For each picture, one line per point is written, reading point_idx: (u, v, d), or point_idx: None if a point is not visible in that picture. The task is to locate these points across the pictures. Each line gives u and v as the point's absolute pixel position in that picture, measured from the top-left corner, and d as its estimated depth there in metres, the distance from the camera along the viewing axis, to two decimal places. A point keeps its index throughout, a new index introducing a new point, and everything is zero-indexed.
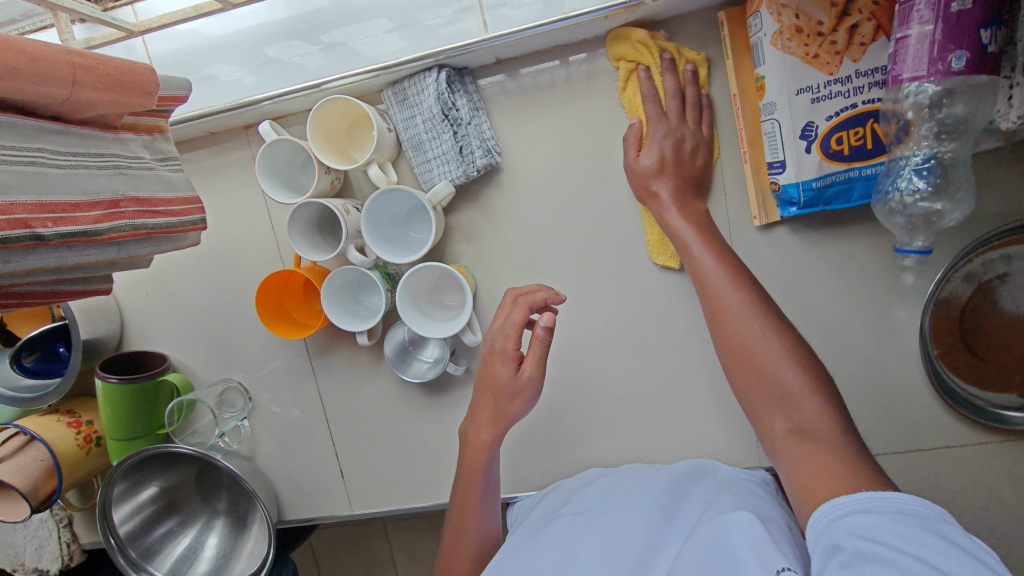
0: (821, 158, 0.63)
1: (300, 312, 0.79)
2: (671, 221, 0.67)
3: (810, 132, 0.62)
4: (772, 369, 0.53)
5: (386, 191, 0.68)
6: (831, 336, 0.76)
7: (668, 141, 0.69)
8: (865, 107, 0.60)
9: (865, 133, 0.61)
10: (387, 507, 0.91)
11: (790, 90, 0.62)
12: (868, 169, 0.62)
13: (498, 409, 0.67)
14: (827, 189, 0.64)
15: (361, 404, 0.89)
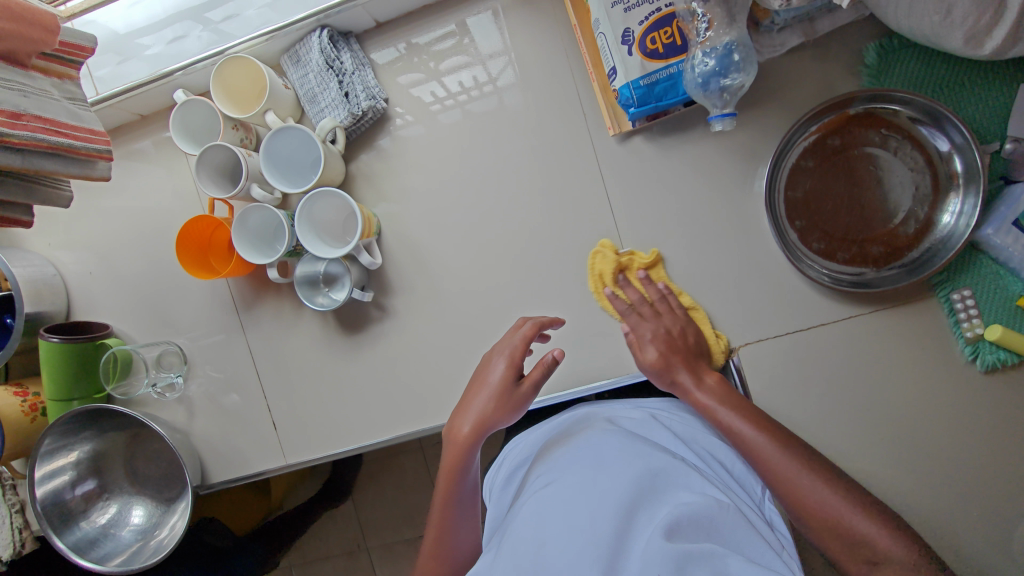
0: (642, 58, 0.73)
1: (220, 261, 0.88)
2: (699, 400, 0.71)
3: (629, 37, 0.72)
4: (847, 525, 0.58)
5: (279, 130, 0.78)
6: (697, 232, 0.84)
7: (659, 338, 0.78)
8: (666, 10, 0.71)
9: (673, 32, 0.71)
10: (318, 454, 0.95)
11: (606, 4, 0.72)
12: (683, 66, 0.72)
13: (482, 410, 0.71)
14: (654, 86, 0.74)
15: (287, 354, 0.95)
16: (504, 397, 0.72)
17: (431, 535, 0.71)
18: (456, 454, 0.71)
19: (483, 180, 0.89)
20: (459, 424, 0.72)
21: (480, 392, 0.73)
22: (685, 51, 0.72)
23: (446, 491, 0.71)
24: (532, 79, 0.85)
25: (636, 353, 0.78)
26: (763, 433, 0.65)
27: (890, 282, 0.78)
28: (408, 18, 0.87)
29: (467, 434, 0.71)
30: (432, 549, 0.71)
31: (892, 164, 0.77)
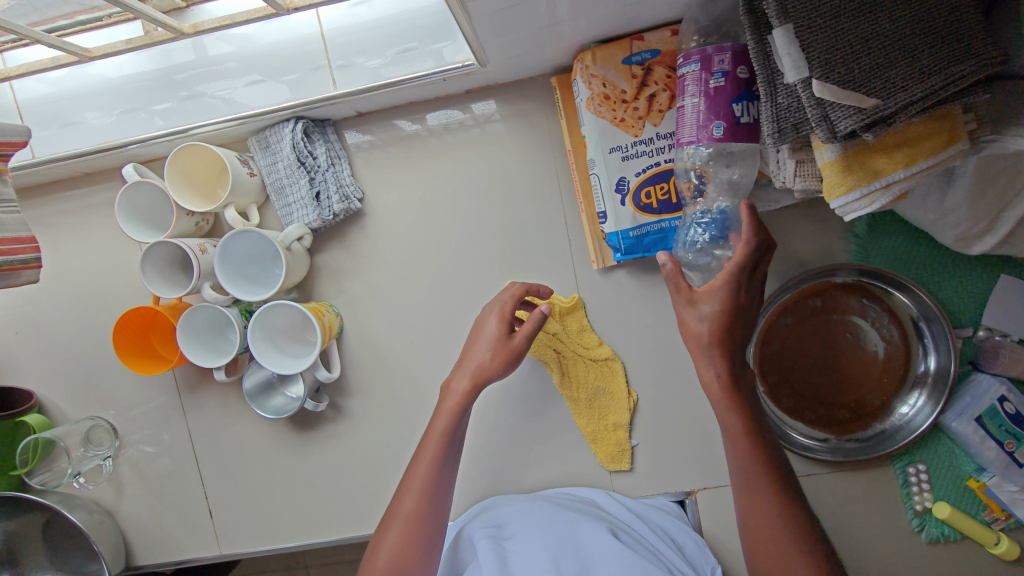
0: (634, 210, 0.70)
1: (165, 347, 0.80)
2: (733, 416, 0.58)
3: (623, 186, 0.69)
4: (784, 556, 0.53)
5: (242, 231, 0.73)
6: (672, 373, 0.82)
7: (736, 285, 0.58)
8: (665, 165, 0.68)
9: (669, 188, 0.69)
10: (256, 548, 0.90)
11: (604, 148, 0.69)
12: (676, 221, 0.69)
13: (479, 360, 0.66)
14: (643, 237, 0.71)
15: (230, 443, 0.89)
16: (500, 350, 0.66)
17: (408, 508, 0.60)
18: (448, 413, 0.64)
19: (455, 295, 0.83)
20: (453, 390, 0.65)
21: (476, 346, 0.68)
22: (680, 210, 0.69)
23: (426, 465, 0.62)
24: (518, 195, 0.80)
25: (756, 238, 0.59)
26: (747, 478, 0.57)
27: (848, 454, 0.78)
28: (392, 111, 0.80)
29: (461, 388, 0.65)
30: (410, 523, 0.59)
31: (869, 335, 0.77)
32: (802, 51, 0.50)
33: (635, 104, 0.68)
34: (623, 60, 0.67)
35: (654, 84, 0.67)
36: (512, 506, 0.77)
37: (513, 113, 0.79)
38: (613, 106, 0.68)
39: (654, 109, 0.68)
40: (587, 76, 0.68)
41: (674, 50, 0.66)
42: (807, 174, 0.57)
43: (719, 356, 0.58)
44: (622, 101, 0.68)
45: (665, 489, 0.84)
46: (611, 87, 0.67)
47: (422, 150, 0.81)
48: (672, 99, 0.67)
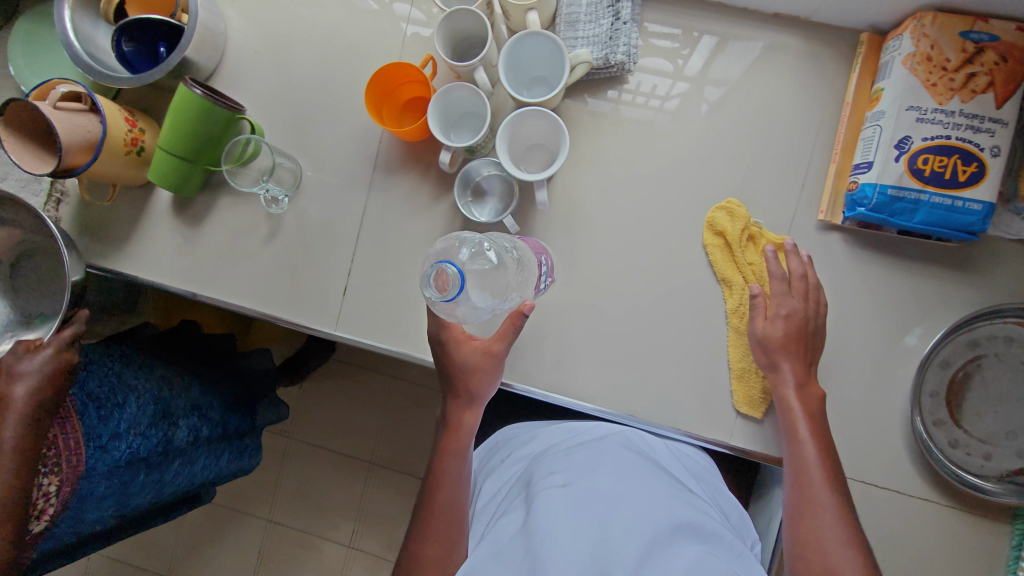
0: (904, 170, 0.72)
1: (389, 115, 0.86)
2: (789, 399, 0.77)
3: (904, 145, 0.71)
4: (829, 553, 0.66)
5: (532, 33, 0.75)
6: (837, 348, 0.83)
7: (793, 320, 0.79)
8: (956, 141, 0.70)
9: (948, 163, 0.70)
10: (371, 339, 0.92)
11: (902, 104, 0.71)
12: (937, 197, 0.71)
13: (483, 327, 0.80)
14: (897, 200, 0.73)
15: (398, 234, 0.91)
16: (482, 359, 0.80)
17: (443, 502, 0.73)
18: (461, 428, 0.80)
19: (669, 192, 0.86)
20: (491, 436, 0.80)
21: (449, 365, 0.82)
22: (947, 188, 0.71)
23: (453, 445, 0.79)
24: (773, 126, 0.83)
25: (765, 314, 0.81)
26: (807, 485, 0.72)
27: (993, 494, 0.77)
28: (694, 4, 0.83)
29: (464, 426, 0.79)
30: (449, 514, 0.72)
31: None
32: None
33: (953, 75, 0.70)
34: (960, 33, 0.70)
35: (979, 65, 0.70)
36: (586, 446, 0.74)
37: (806, 50, 0.82)
38: (930, 69, 0.70)
39: (968, 87, 0.70)
40: (919, 34, 0.71)
41: (1013, 43, 0.69)
42: None
43: (782, 365, 0.78)
44: (941, 68, 0.70)
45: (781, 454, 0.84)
46: (938, 51, 0.70)
47: (705, 49, 0.84)
48: (990, 86, 0.69)
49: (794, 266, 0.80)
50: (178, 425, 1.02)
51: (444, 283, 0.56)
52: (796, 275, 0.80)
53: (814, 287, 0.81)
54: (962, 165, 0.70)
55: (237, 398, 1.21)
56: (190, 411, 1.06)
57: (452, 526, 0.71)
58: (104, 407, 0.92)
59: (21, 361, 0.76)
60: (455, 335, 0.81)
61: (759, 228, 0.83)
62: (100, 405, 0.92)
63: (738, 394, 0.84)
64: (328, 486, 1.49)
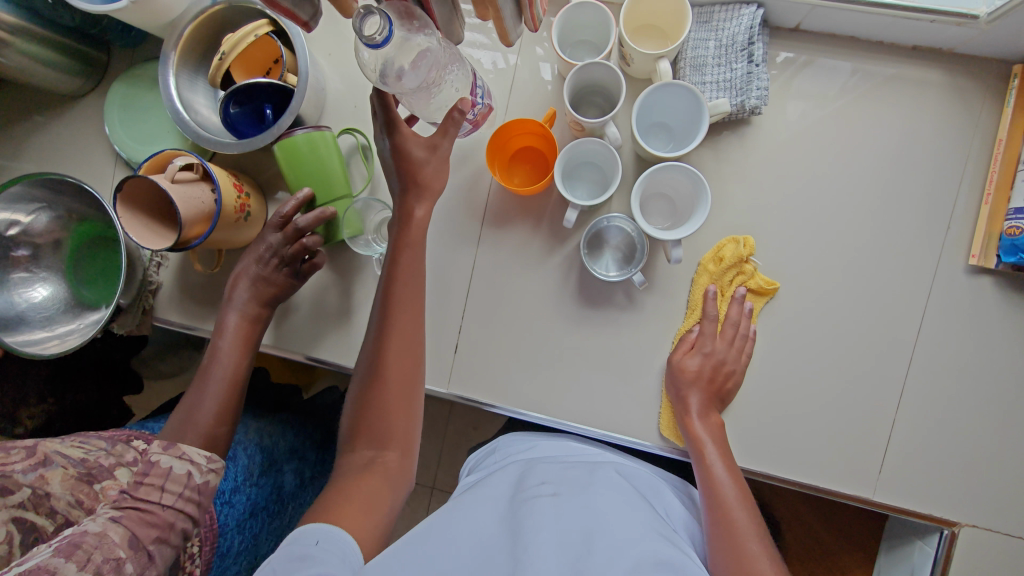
0: None
1: (502, 171, 0.84)
2: (696, 430, 0.77)
3: None
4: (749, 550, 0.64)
5: (664, 84, 0.72)
6: (987, 396, 0.79)
7: (710, 361, 0.79)
8: None
9: None
10: (484, 396, 0.89)
11: None
12: None
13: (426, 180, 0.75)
14: None
15: (509, 288, 0.88)
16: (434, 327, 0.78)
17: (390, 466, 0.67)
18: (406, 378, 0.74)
19: (800, 237, 0.81)
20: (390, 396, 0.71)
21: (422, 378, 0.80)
22: None
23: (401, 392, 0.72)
24: (912, 165, 0.78)
25: (688, 352, 0.81)
26: (722, 499, 0.70)
27: None
28: (823, 39, 0.79)
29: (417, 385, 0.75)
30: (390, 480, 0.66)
31: None
32: None
33: None
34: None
35: None
36: (578, 473, 0.72)
37: (949, 84, 0.77)
38: None
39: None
40: None
41: None
42: None
43: (709, 414, 0.78)
44: None
45: (931, 511, 0.79)
46: None
47: (837, 86, 0.79)
48: None
49: (735, 313, 0.80)
50: (283, 470, 1.05)
51: (379, 32, 0.52)
52: (735, 326, 0.80)
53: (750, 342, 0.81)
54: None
55: (326, 435, 1.23)
56: (290, 454, 1.09)
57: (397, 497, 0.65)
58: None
59: (231, 289, 0.84)
60: (399, 135, 0.72)
61: (732, 255, 0.81)
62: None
63: (664, 417, 0.84)
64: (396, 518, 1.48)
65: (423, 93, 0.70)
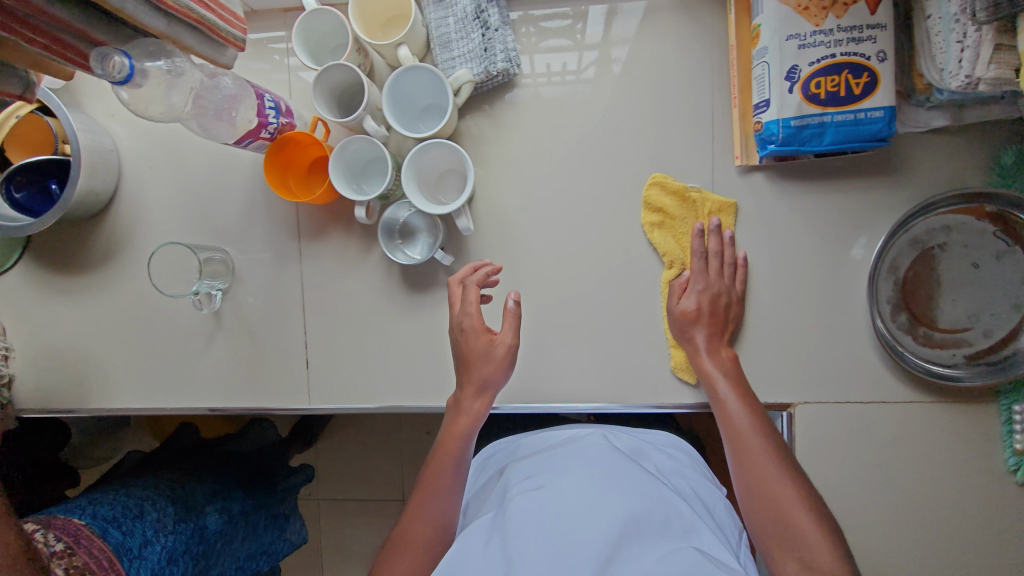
0: (801, 99, 0.71)
1: (298, 183, 0.85)
2: (703, 363, 0.77)
3: (794, 74, 0.71)
4: (774, 491, 0.61)
5: (409, 68, 0.74)
6: (792, 283, 0.82)
7: (704, 295, 0.80)
8: (842, 57, 0.70)
9: (840, 81, 0.70)
10: (347, 403, 0.92)
11: (781, 36, 0.71)
12: (839, 116, 0.71)
13: (480, 380, 0.73)
14: (803, 129, 0.72)
15: (341, 295, 0.91)
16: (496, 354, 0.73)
17: (415, 530, 0.63)
18: (458, 431, 0.71)
19: (589, 179, 0.85)
20: (411, 526, 0.64)
21: (469, 364, 0.74)
22: (846, 104, 0.71)
23: (446, 461, 0.69)
24: (668, 86, 0.82)
25: (676, 296, 0.82)
26: (738, 432, 0.68)
27: (971, 378, 0.79)
28: None
29: (472, 408, 0.72)
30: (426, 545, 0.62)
31: (993, 266, 0.78)
32: None
33: None
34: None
35: None
36: (564, 453, 0.67)
37: (678, 5, 0.81)
38: None
39: (839, 1, 0.69)
40: None
41: None
42: (1003, 61, 0.59)
43: (717, 349, 0.78)
44: None
45: (767, 398, 0.84)
46: None
47: (584, 30, 0.83)
48: None
49: (715, 245, 0.81)
50: (204, 513, 1.06)
51: (118, 70, 0.53)
52: (719, 255, 0.82)
53: (740, 268, 0.82)
54: (854, 78, 0.70)
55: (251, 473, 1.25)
56: (211, 497, 1.10)
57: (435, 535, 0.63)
58: (124, 524, 0.92)
59: None
60: (470, 331, 0.75)
61: (698, 193, 0.82)
62: (120, 523, 0.92)
63: (676, 357, 0.83)
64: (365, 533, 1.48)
65: (210, 118, 0.70)
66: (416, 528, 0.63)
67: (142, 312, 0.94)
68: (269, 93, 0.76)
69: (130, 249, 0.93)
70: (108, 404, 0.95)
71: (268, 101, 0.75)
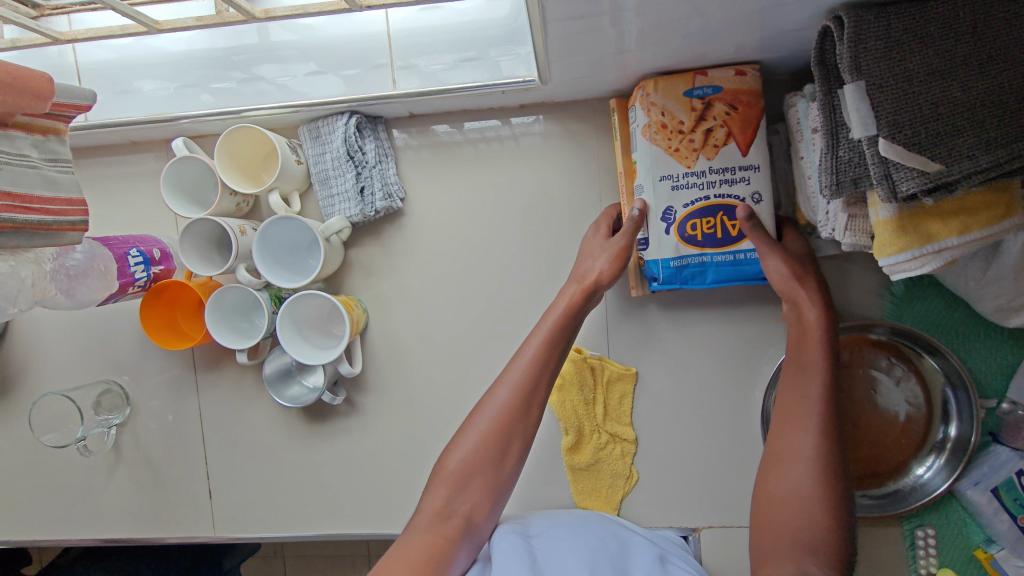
0: (678, 240, 0.70)
1: (188, 323, 0.80)
2: (803, 309, 0.66)
3: (670, 215, 0.69)
4: (805, 481, 0.56)
5: (283, 218, 0.73)
6: (690, 408, 0.81)
7: (797, 251, 0.69)
8: (716, 200, 0.68)
9: (716, 223, 0.69)
10: (252, 532, 0.90)
11: (654, 175, 0.69)
12: (719, 257, 0.69)
13: (586, 268, 0.71)
14: (683, 269, 0.70)
15: (242, 424, 0.89)
16: (610, 252, 0.71)
17: (503, 397, 0.63)
18: (565, 310, 0.68)
19: (484, 306, 0.84)
20: (497, 392, 0.63)
21: (591, 257, 0.72)
22: (724, 246, 0.69)
23: (530, 361, 0.65)
24: (556, 213, 0.81)
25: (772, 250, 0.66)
26: (792, 407, 0.61)
27: (862, 508, 0.76)
28: (445, 116, 0.81)
29: (580, 290, 0.69)
30: (494, 429, 0.62)
31: (893, 394, 0.76)
32: (872, 109, 0.49)
33: (691, 136, 0.67)
34: (684, 93, 0.67)
35: (713, 119, 0.67)
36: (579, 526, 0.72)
37: (563, 132, 0.80)
38: (669, 135, 0.68)
39: (709, 143, 0.68)
40: (647, 104, 0.68)
41: (737, 89, 0.67)
42: (858, 229, 0.57)
43: (811, 282, 0.66)
44: (678, 132, 0.68)
45: (671, 523, 0.82)
46: (670, 117, 0.67)
47: (471, 158, 0.82)
48: (729, 137, 0.67)
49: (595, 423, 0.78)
50: None
51: None
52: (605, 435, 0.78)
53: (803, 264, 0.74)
54: (730, 219, 0.69)
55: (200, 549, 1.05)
56: None
57: (492, 448, 0.61)
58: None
59: None
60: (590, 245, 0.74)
61: (598, 360, 0.81)
62: None
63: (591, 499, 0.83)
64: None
65: (64, 280, 0.65)
66: (463, 440, 0.62)
67: (41, 447, 0.92)
68: (135, 246, 0.73)
69: (26, 384, 0.91)
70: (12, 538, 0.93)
71: (133, 256, 0.72)
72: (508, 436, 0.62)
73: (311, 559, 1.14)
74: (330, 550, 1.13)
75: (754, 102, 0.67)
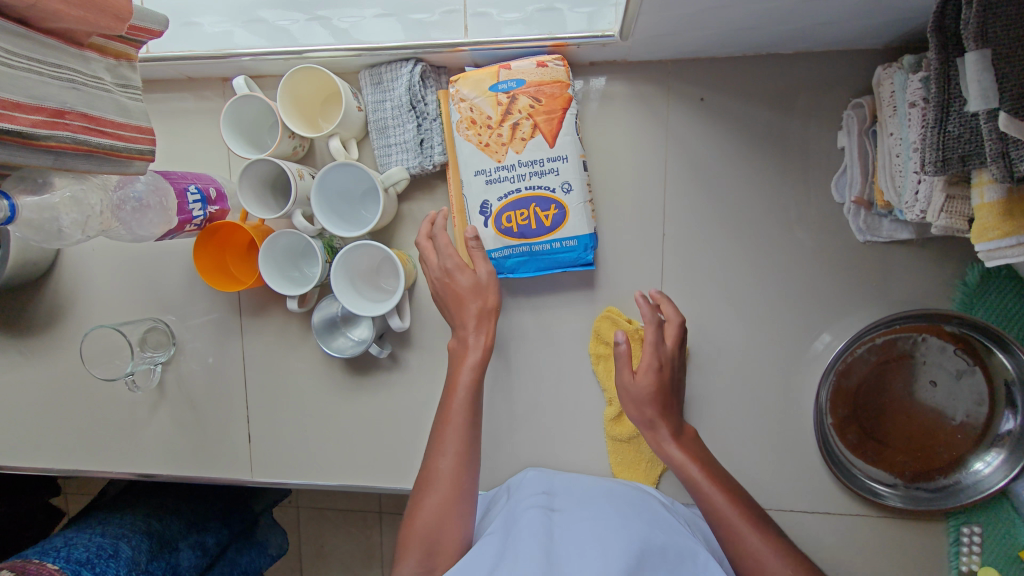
0: (496, 232, 0.72)
1: (238, 267, 0.79)
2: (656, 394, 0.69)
3: (486, 209, 0.72)
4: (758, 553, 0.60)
5: (340, 164, 0.71)
6: (739, 387, 0.80)
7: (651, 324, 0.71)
8: (528, 191, 0.70)
9: (529, 214, 0.71)
10: (287, 478, 0.91)
11: (470, 170, 0.72)
12: (537, 247, 0.72)
13: (469, 295, 0.71)
14: (506, 259, 0.74)
15: (284, 371, 0.90)
16: (483, 282, 0.71)
17: (442, 467, 0.65)
18: (470, 365, 0.70)
19: None
20: (437, 461, 0.66)
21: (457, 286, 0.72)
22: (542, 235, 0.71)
23: (453, 421, 0.67)
24: (619, 179, 0.78)
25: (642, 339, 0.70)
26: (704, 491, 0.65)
27: (910, 501, 0.76)
28: None
29: (473, 344, 0.71)
30: (448, 480, 0.64)
31: (952, 389, 0.75)
32: (996, 80, 0.46)
33: (499, 130, 0.69)
34: (490, 87, 0.69)
35: (519, 112, 0.69)
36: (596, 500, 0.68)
37: (632, 94, 0.76)
38: (479, 130, 0.70)
39: (517, 136, 0.69)
40: (456, 100, 0.70)
41: (540, 81, 0.68)
42: (955, 211, 0.56)
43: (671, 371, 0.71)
44: (487, 126, 0.70)
45: None
46: (478, 112, 0.70)
47: None
48: (536, 129, 0.69)
49: None
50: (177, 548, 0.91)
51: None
52: None
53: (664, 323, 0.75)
54: (542, 209, 0.70)
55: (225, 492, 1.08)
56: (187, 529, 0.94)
57: (451, 488, 0.64)
58: (97, 565, 0.80)
59: None
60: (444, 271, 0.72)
61: None
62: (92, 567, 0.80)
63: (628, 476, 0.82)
64: (348, 545, 1.16)
65: (128, 211, 0.65)
66: (422, 506, 0.63)
67: (86, 379, 0.93)
68: (193, 183, 0.71)
69: (74, 316, 0.92)
70: (53, 466, 0.95)
71: (191, 192, 0.71)
72: (462, 494, 0.64)
73: (331, 516, 1.16)
74: (353, 505, 1.15)
75: (557, 92, 0.69)
